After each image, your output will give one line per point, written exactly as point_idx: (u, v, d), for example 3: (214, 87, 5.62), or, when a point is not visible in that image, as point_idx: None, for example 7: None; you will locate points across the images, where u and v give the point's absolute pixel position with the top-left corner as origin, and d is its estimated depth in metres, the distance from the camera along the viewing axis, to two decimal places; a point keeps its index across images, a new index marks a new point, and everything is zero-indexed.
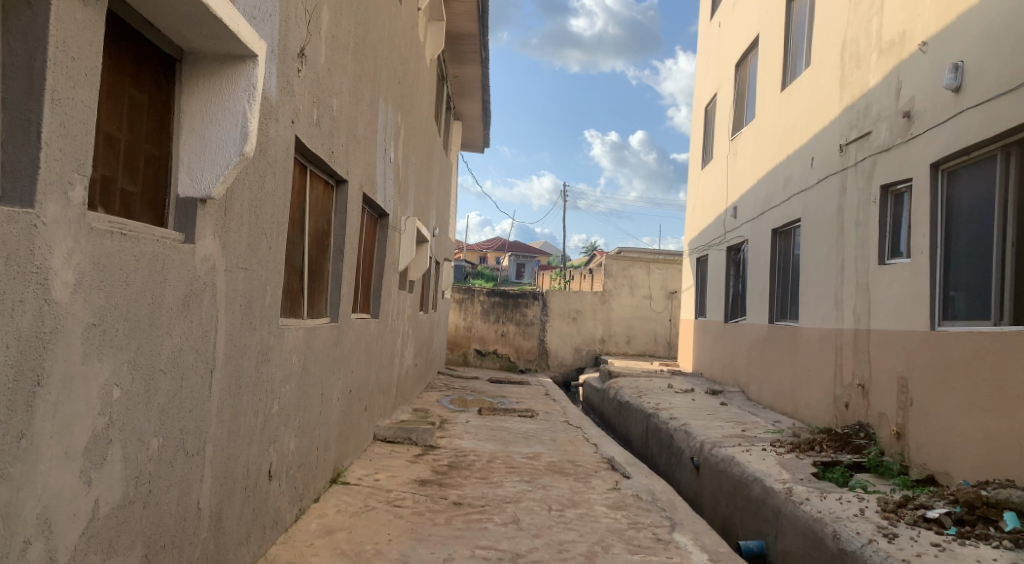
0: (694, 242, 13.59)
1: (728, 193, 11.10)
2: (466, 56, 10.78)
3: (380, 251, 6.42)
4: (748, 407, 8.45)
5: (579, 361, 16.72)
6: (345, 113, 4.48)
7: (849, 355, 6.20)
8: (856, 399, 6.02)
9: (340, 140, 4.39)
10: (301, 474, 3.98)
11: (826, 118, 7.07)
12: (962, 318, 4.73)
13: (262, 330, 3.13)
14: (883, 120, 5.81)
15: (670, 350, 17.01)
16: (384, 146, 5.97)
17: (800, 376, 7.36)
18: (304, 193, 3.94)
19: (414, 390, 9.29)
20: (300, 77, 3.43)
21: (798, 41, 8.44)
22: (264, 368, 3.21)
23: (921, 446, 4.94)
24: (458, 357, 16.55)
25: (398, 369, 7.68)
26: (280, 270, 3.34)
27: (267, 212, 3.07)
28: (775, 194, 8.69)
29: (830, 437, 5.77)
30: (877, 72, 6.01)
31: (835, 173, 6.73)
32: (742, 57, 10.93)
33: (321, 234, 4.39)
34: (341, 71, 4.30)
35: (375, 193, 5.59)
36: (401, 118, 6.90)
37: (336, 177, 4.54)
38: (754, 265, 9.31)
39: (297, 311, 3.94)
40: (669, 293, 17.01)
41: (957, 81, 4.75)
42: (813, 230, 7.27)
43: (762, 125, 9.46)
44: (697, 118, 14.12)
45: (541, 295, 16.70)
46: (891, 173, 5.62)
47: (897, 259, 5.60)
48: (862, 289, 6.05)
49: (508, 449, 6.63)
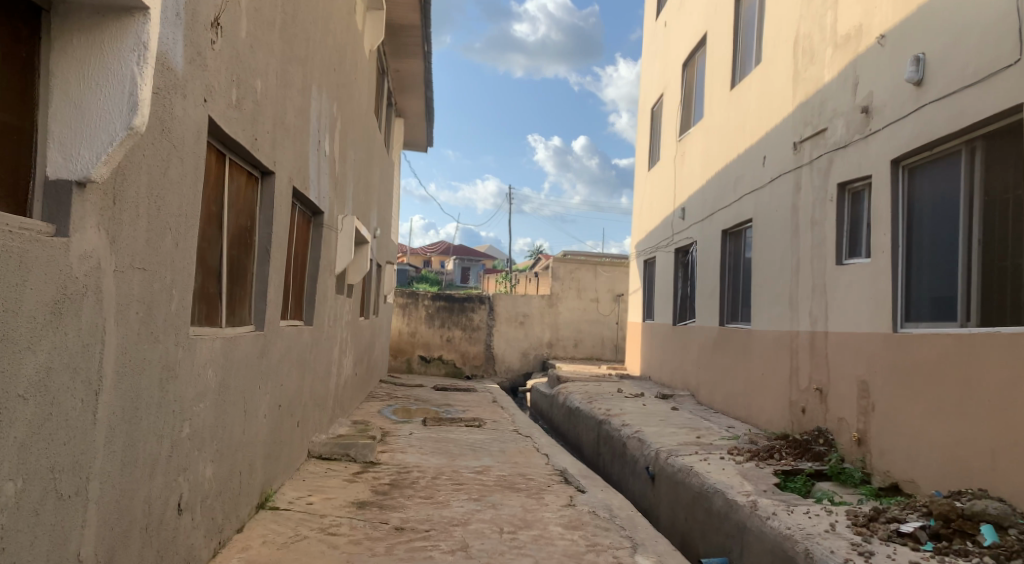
0: (640, 245, 13.44)
1: (675, 194, 10.96)
2: (408, 49, 10.35)
3: (315, 253, 5.97)
4: (699, 412, 8.26)
5: (526, 367, 16.41)
6: (271, 97, 4.05)
7: (805, 358, 6.04)
8: (813, 404, 5.85)
9: (266, 127, 3.97)
10: (219, 503, 3.54)
11: (779, 115, 6.90)
12: (926, 320, 4.56)
13: (167, 341, 2.69)
14: (840, 117, 5.65)
15: (618, 354, 16.86)
16: (317, 139, 5.53)
17: (753, 380, 7.18)
18: (222, 185, 3.52)
19: (355, 400, 8.83)
20: (214, 49, 3.01)
21: (748, 39, 8.31)
22: (170, 387, 2.77)
23: (884, 453, 4.75)
24: (402, 364, 16.06)
25: (336, 379, 7.22)
26: (190, 272, 2.90)
27: (171, 203, 2.64)
28: (725, 194, 8.54)
29: (788, 444, 5.58)
30: (832, 68, 5.85)
31: (789, 171, 6.56)
32: (689, 56, 10.80)
33: (243, 232, 3.94)
34: (266, 49, 3.88)
35: (307, 189, 5.16)
36: (338, 109, 6.47)
37: (261, 169, 4.10)
38: (704, 267, 9.15)
39: (213, 319, 3.50)
40: (616, 296, 16.87)
41: (918, 75, 4.56)
42: (765, 231, 7.11)
43: (711, 125, 9.31)
44: (643, 119, 14.00)
45: (487, 298, 16.35)
46: (848, 171, 5.46)
47: (855, 260, 5.45)
48: (819, 290, 5.88)
49: (454, 463, 6.25)
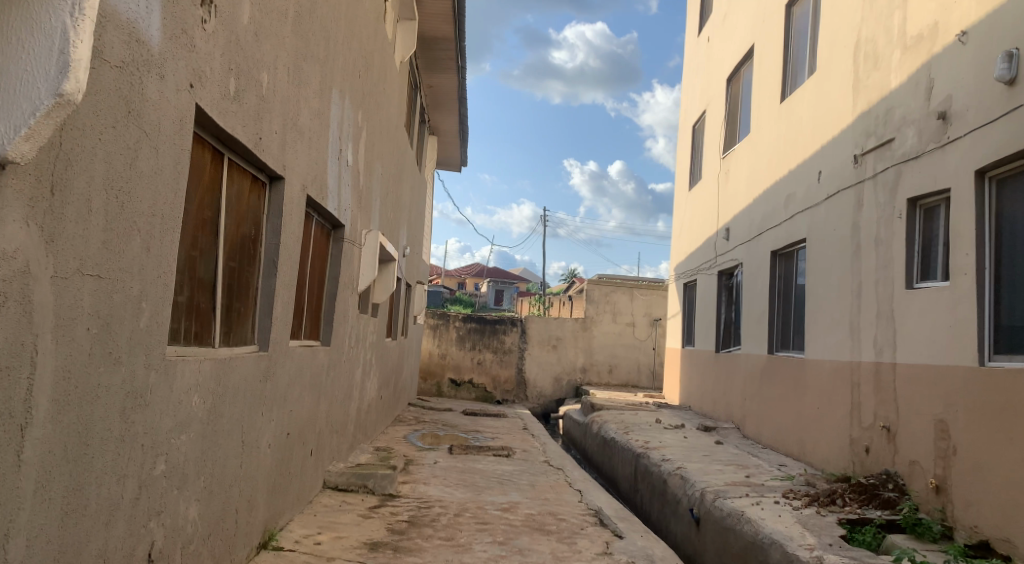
0: (680, 267, 12.88)
1: (719, 214, 10.41)
2: (441, 63, 10.05)
3: (334, 268, 5.58)
4: (746, 447, 7.66)
5: (559, 393, 15.86)
6: (281, 95, 3.67)
7: (870, 393, 5.45)
8: (879, 444, 5.25)
9: (273, 126, 3.58)
10: (208, 548, 3.11)
11: (837, 127, 6.36)
12: (1021, 353, 3.97)
13: (133, 361, 2.27)
14: (910, 125, 5.10)
15: (654, 381, 16.20)
16: (338, 147, 5.15)
17: (807, 415, 6.58)
18: (218, 188, 3.13)
19: (378, 426, 8.41)
20: (206, 30, 2.61)
21: (801, 48, 7.80)
22: (139, 417, 2.35)
23: (970, 504, 4.14)
24: (431, 388, 15.66)
25: (357, 404, 6.80)
26: (169, 283, 2.50)
27: (143, 201, 2.24)
28: (774, 213, 7.99)
29: (852, 488, 4.98)
30: (900, 72, 5.31)
31: (849, 187, 6.01)
32: (735, 70, 10.30)
33: (245, 242, 3.56)
34: (276, 41, 3.50)
35: (324, 200, 4.78)
36: (363, 117, 6.11)
37: (269, 174, 3.72)
38: (751, 291, 8.58)
39: (204, 338, 3.09)
40: (653, 320, 16.25)
41: (1011, 72, 4.01)
42: (820, 251, 6.56)
43: (758, 140, 8.79)
44: (684, 137, 13.51)
45: (520, 321, 15.88)
46: (920, 185, 4.91)
47: (928, 283, 4.88)
48: (885, 316, 5.30)
49: (479, 498, 5.75)
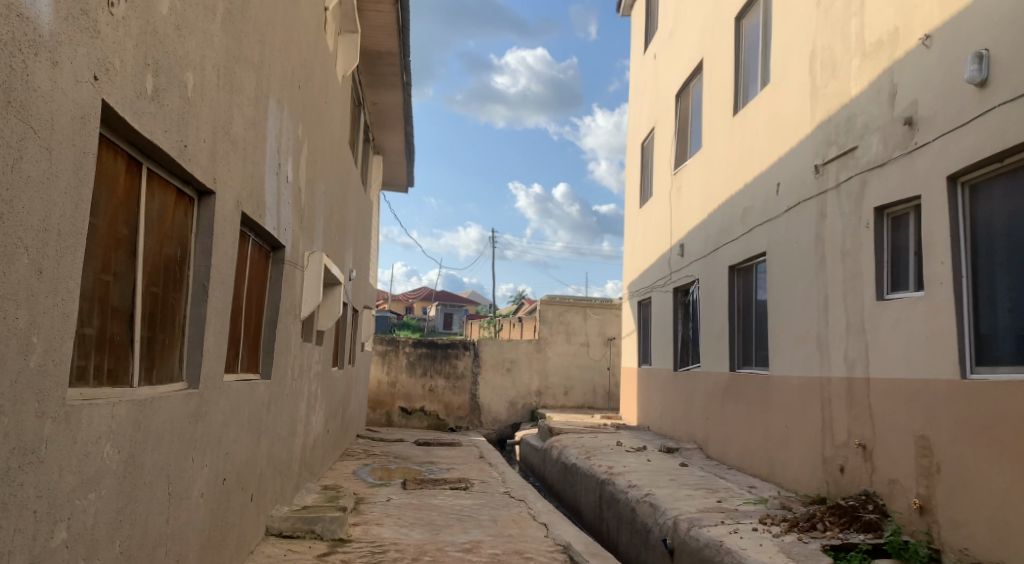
0: (633, 286, 12.72)
1: (672, 230, 10.28)
2: (385, 79, 9.72)
3: (275, 293, 5.15)
4: (712, 468, 7.43)
5: (514, 418, 15.49)
6: (210, 100, 3.28)
7: (842, 409, 5.27)
8: (854, 463, 5.06)
9: (201, 134, 3.18)
10: None
11: (795, 138, 6.24)
12: (1005, 364, 3.80)
13: (21, 411, 1.85)
14: (873, 132, 4.97)
15: (610, 402, 15.96)
16: (276, 162, 4.75)
17: (775, 433, 6.38)
18: (134, 203, 2.73)
19: (327, 460, 7.92)
20: (113, 15, 2.23)
21: (752, 60, 7.70)
22: (30, 478, 1.93)
23: (959, 525, 3.95)
24: (382, 417, 15.15)
25: (302, 440, 6.34)
26: (71, 313, 2.08)
27: (31, 211, 1.85)
28: (731, 227, 7.85)
29: (831, 511, 4.77)
30: (859, 80, 5.20)
31: (810, 198, 5.86)
32: (684, 85, 10.22)
33: (169, 265, 3.14)
34: (202, 39, 3.12)
35: (262, 219, 4.37)
36: (304, 131, 5.72)
37: (197, 187, 3.31)
38: (709, 307, 8.41)
39: (118, 376, 2.67)
40: (607, 339, 16.04)
41: (981, 74, 3.88)
42: (782, 265, 6.40)
43: (711, 155, 8.68)
44: (633, 154, 13.41)
45: (472, 344, 15.51)
46: (888, 194, 4.77)
47: (900, 294, 4.72)
48: (856, 330, 5.13)
49: (438, 539, 5.36)
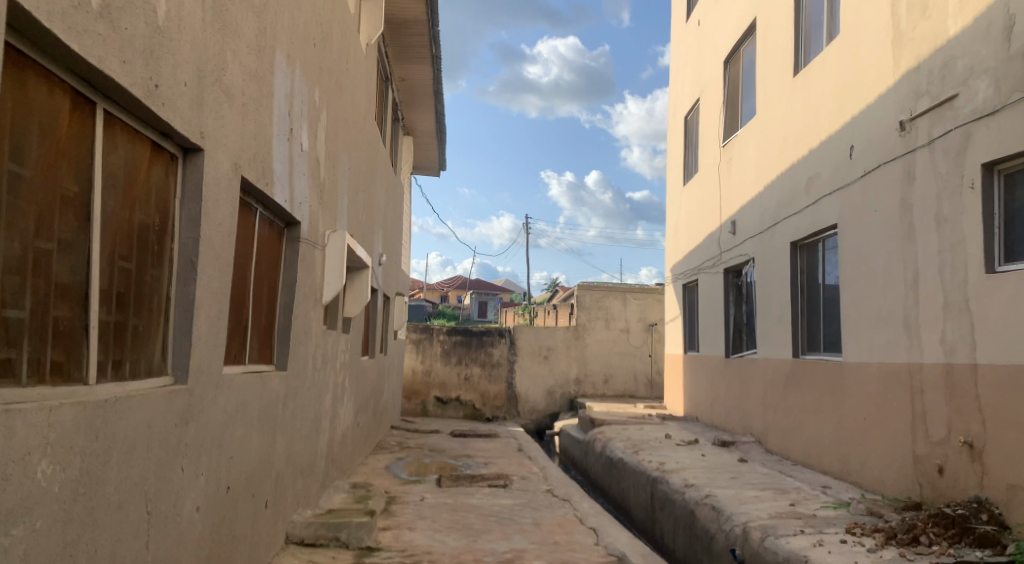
0: (677, 268, 11.98)
1: (722, 207, 9.53)
2: (413, 51, 9.12)
3: (290, 275, 4.59)
4: (776, 465, 6.74)
5: (552, 407, 14.88)
6: (196, 36, 2.70)
7: (939, 399, 4.55)
8: (958, 463, 4.35)
9: (184, 76, 2.61)
10: None
11: (873, 93, 5.50)
12: None
13: None
14: (981, 76, 4.24)
15: (652, 391, 15.26)
16: (286, 126, 4.17)
17: (851, 427, 5.68)
18: (87, 157, 2.20)
19: (356, 456, 7.41)
20: None
21: (816, 13, 6.92)
22: None
23: None
24: (416, 408, 14.69)
25: (328, 436, 5.82)
26: None
27: None
28: (791, 200, 7.12)
29: (935, 521, 4.08)
30: (959, 16, 4.45)
31: (894, 159, 5.12)
32: (734, 49, 9.44)
33: (146, 234, 2.60)
34: None
35: (269, 190, 3.82)
36: (322, 95, 5.14)
37: (179, 143, 2.75)
38: (767, 288, 7.69)
39: (66, 373, 2.14)
40: (649, 325, 15.33)
41: None
42: (858, 238, 5.66)
43: (767, 122, 7.92)
44: (675, 128, 12.63)
45: (508, 332, 14.94)
46: (1001, 146, 4.05)
47: (1018, 266, 4.01)
48: (957, 307, 4.40)
49: (476, 547, 4.79)
